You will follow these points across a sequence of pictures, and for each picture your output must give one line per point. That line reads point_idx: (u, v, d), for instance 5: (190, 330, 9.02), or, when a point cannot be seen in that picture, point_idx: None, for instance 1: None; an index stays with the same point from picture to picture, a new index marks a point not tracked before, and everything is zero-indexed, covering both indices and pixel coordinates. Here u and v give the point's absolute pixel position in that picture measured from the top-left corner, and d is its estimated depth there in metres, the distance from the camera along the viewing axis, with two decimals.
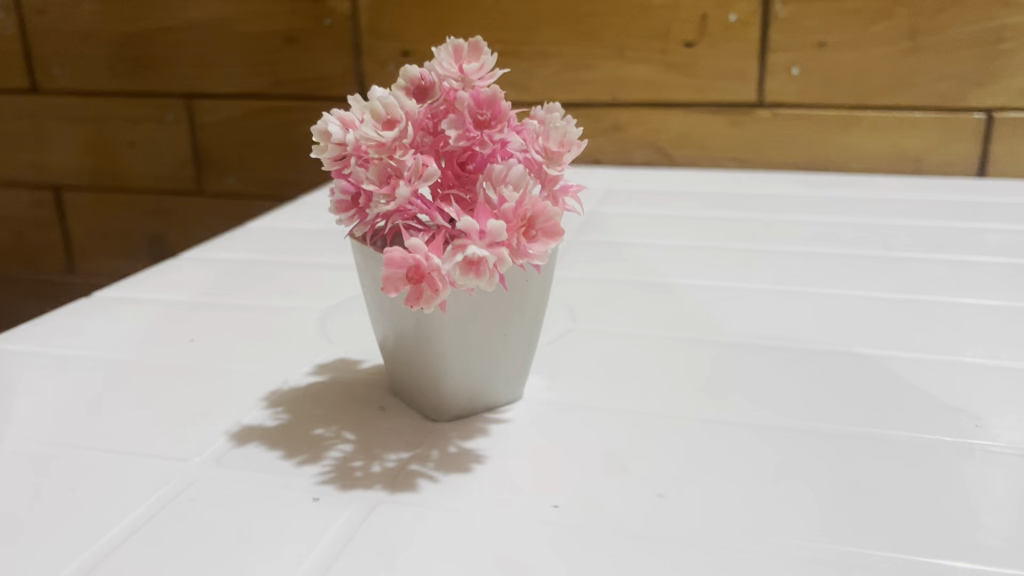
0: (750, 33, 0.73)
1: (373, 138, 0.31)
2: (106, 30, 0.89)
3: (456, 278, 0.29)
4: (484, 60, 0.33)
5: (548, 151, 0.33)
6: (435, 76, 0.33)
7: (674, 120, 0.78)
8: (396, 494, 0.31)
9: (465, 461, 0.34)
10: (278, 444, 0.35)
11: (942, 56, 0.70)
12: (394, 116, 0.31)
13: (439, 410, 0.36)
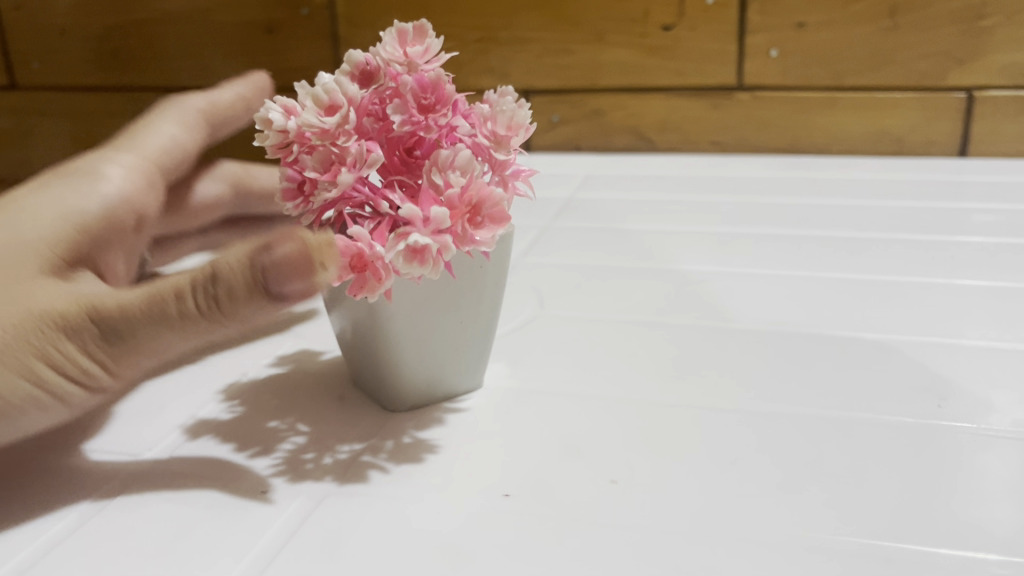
0: (729, 15, 0.73)
1: (314, 125, 0.29)
2: (83, 24, 0.89)
3: (403, 266, 0.28)
4: (430, 44, 0.31)
5: (497, 136, 0.31)
6: (379, 61, 0.31)
7: (655, 104, 0.78)
8: (347, 485, 0.31)
9: (418, 451, 0.32)
10: (231, 438, 0.34)
11: (924, 33, 0.69)
12: (337, 102, 0.30)
13: (397, 399, 0.35)
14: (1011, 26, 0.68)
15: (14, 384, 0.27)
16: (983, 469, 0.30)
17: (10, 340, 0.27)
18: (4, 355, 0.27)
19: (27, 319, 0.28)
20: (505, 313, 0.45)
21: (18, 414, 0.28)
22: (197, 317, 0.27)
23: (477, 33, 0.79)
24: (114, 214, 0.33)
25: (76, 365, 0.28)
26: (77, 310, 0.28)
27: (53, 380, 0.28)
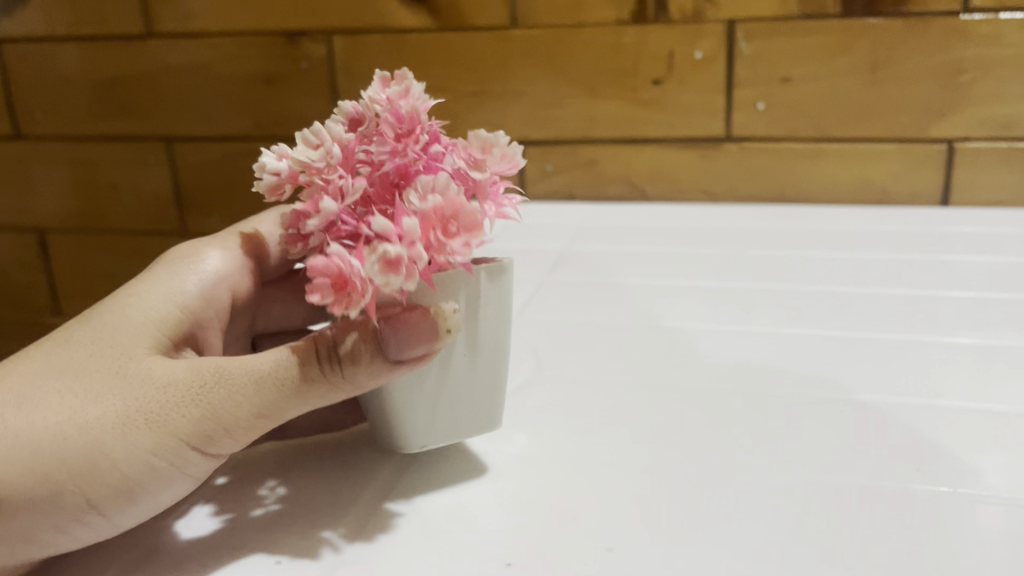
0: (717, 69, 0.75)
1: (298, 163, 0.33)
2: (85, 76, 0.91)
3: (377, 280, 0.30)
4: (409, 84, 0.35)
5: (474, 161, 0.34)
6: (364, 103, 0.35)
7: (645, 155, 0.80)
8: (297, 564, 0.32)
9: (378, 529, 0.34)
10: (220, 502, 0.37)
11: (905, 86, 0.72)
12: (321, 140, 0.33)
13: (412, 435, 0.37)
14: (988, 81, 0.70)
15: (142, 454, 0.32)
16: (958, 535, 0.32)
17: (134, 415, 0.33)
18: (130, 427, 0.32)
19: (147, 395, 0.33)
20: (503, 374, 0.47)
21: (141, 482, 0.33)
22: (318, 386, 0.33)
23: (473, 87, 0.81)
24: (208, 296, 0.39)
25: (193, 433, 0.33)
26: (191, 386, 0.33)
27: (175, 448, 0.33)
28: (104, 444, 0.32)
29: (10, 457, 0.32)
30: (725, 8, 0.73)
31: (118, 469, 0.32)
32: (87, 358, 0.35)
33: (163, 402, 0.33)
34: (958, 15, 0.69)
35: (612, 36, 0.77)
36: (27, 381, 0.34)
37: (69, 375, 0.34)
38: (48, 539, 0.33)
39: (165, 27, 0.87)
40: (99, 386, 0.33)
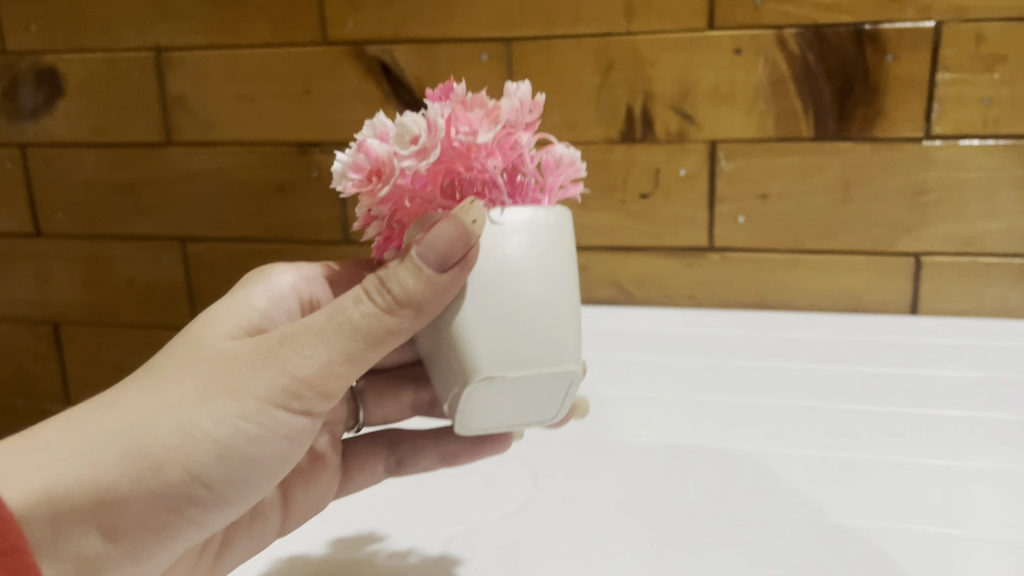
0: (700, 186, 0.81)
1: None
2: (106, 179, 0.96)
3: (406, 156, 0.37)
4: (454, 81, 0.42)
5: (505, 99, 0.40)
6: None
7: (634, 262, 0.85)
8: None
9: None
10: None
11: (875, 204, 0.78)
12: None
13: (474, 353, 0.37)
14: (951, 201, 0.76)
15: (233, 414, 0.38)
16: None
17: (213, 385, 0.39)
18: (214, 393, 0.39)
19: (222, 368, 0.39)
20: (505, 495, 0.51)
21: (235, 440, 0.39)
22: (376, 316, 0.38)
23: None
24: (274, 297, 0.47)
25: (271, 390, 0.39)
26: (261, 353, 0.39)
27: (256, 408, 0.39)
28: (194, 415, 0.38)
29: (112, 442, 0.37)
30: (707, 131, 0.79)
31: (211, 435, 0.38)
32: (166, 360, 0.41)
33: (237, 372, 0.39)
34: (921, 141, 0.75)
35: (603, 153, 0.82)
36: (115, 388, 0.40)
37: (153, 375, 0.40)
38: (167, 515, 0.38)
39: (184, 135, 0.93)
40: (181, 375, 0.40)
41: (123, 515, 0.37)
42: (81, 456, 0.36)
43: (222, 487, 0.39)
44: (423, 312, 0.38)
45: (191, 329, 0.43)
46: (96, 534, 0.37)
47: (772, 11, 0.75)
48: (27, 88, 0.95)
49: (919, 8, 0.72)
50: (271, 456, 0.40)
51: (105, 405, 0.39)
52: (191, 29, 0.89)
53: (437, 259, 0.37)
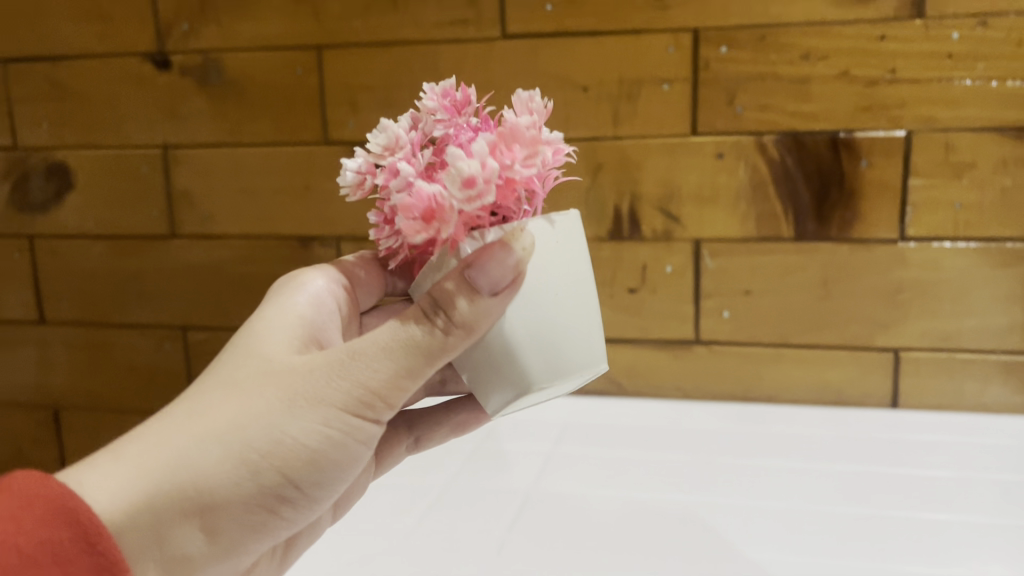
0: (686, 281, 0.84)
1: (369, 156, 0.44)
2: (111, 269, 0.99)
3: (461, 199, 0.39)
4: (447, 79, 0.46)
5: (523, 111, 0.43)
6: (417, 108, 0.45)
7: (623, 354, 0.87)
8: None
9: None
10: None
11: (854, 301, 0.80)
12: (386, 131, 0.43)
13: (519, 369, 0.44)
14: (925, 299, 0.79)
15: (314, 423, 0.44)
16: None
17: (293, 396, 0.44)
18: (293, 406, 0.44)
19: (298, 380, 0.44)
20: None
21: (316, 445, 0.44)
22: (435, 333, 0.42)
23: None
24: (318, 297, 0.50)
25: (345, 400, 0.44)
26: (332, 364, 0.44)
27: (331, 415, 0.44)
28: (274, 426, 0.43)
29: (207, 451, 0.42)
30: (692, 229, 0.83)
31: (289, 445, 0.44)
32: (241, 367, 0.45)
33: (314, 383, 0.44)
34: (896, 242, 0.78)
35: (592, 250, 0.85)
36: (193, 393, 0.45)
37: (228, 381, 0.45)
38: (257, 508, 0.45)
39: (187, 227, 0.96)
40: (257, 386, 0.44)
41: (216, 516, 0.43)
42: (176, 469, 0.42)
43: (307, 485, 0.46)
44: (472, 333, 0.42)
45: (259, 336, 0.47)
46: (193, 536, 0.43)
47: (751, 118, 0.79)
48: (37, 181, 0.99)
49: (891, 118, 0.76)
50: (347, 453, 0.46)
51: (187, 414, 0.44)
52: (197, 129, 0.93)
53: (488, 286, 0.41)
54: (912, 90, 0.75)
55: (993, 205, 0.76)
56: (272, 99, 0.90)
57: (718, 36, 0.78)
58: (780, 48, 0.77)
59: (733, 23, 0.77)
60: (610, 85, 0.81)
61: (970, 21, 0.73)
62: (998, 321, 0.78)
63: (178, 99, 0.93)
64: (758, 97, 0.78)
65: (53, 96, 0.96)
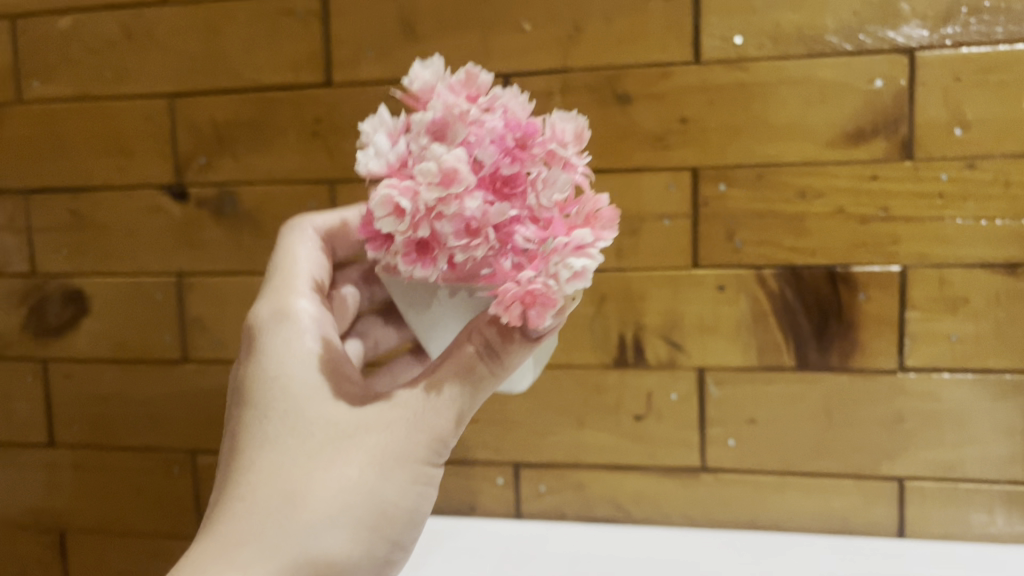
0: (691, 409, 0.85)
1: (430, 198, 0.48)
2: (123, 392, 1.01)
3: (568, 281, 0.48)
4: (480, 83, 0.52)
5: (569, 144, 0.51)
6: (456, 117, 0.50)
7: (629, 481, 0.88)
8: None
9: None
10: None
11: (856, 430, 0.82)
12: (449, 174, 0.48)
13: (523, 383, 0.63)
14: (928, 429, 0.80)
15: (406, 476, 0.53)
16: None
17: (382, 458, 0.53)
18: (387, 465, 0.53)
19: (380, 445, 0.53)
20: None
21: (416, 492, 0.54)
22: (484, 378, 0.53)
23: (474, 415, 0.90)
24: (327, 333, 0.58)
25: (426, 451, 0.54)
26: (407, 421, 0.53)
27: (418, 465, 0.54)
28: (372, 493, 0.52)
29: (331, 529, 0.51)
30: (696, 358, 0.84)
31: (387, 505, 0.53)
32: (313, 439, 0.53)
33: (396, 445, 0.53)
34: (895, 372, 0.80)
35: (597, 377, 0.87)
36: (281, 477, 0.52)
37: (312, 459, 0.52)
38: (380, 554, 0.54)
39: (199, 352, 0.98)
40: (344, 459, 0.52)
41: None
42: (310, 554, 0.50)
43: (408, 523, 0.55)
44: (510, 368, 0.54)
45: (308, 405, 0.54)
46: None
47: (751, 252, 0.81)
48: (54, 306, 1.01)
49: (886, 254, 0.79)
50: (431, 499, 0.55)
51: (293, 502, 0.51)
52: (212, 258, 0.96)
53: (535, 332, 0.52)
54: (906, 227, 0.78)
55: (989, 337, 0.78)
56: None
57: (717, 174, 0.81)
58: (777, 186, 0.80)
59: (732, 162, 0.81)
60: None
61: (957, 162, 0.76)
62: (999, 450, 0.79)
63: (194, 229, 0.96)
64: (757, 232, 0.81)
65: (74, 226, 0.99)
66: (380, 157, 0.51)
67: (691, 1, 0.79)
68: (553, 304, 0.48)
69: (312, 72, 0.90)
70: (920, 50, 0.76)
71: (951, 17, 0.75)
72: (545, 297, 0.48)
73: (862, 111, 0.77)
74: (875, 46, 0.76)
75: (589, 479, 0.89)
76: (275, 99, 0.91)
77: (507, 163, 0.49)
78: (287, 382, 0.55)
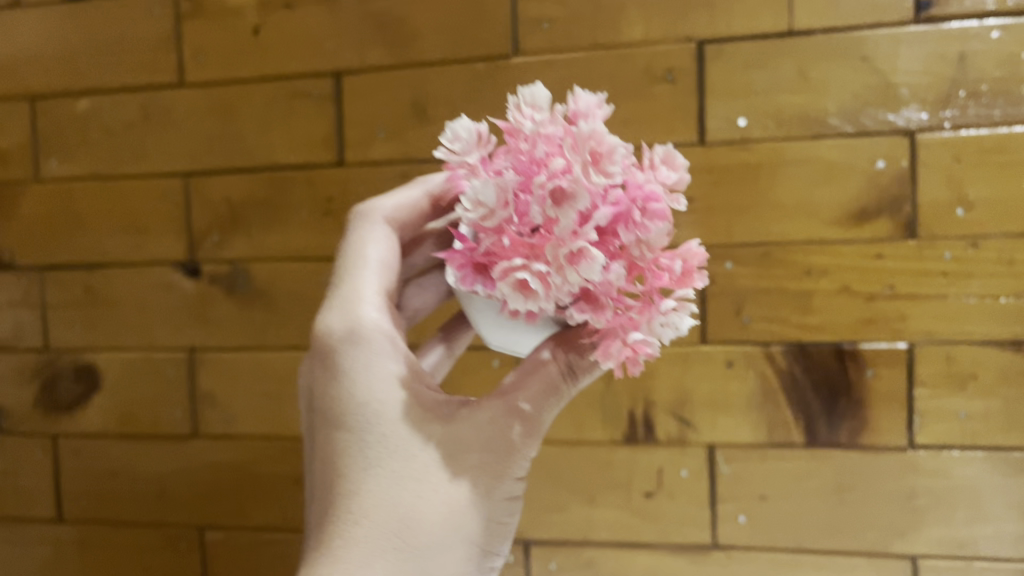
0: (701, 486, 0.85)
1: (557, 275, 0.46)
2: (132, 467, 1.01)
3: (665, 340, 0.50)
4: (601, 138, 0.46)
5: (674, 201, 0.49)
6: (582, 187, 0.45)
7: (640, 558, 0.87)
8: None
9: None
10: None
11: (867, 507, 0.82)
12: (579, 255, 0.45)
13: None
14: (940, 507, 0.80)
15: (506, 491, 0.52)
16: None
17: (485, 478, 0.51)
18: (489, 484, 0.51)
19: (482, 465, 0.51)
20: None
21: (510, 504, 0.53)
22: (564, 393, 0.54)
23: None
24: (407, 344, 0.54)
25: (521, 464, 0.53)
26: (505, 439, 0.52)
27: (516, 478, 0.53)
28: (480, 510, 0.51)
29: (445, 552, 0.50)
30: (706, 434, 0.84)
31: (494, 516, 0.52)
32: (417, 463, 0.50)
33: (496, 463, 0.51)
34: (905, 449, 0.80)
35: (607, 453, 0.87)
36: (392, 507, 0.50)
37: (419, 485, 0.50)
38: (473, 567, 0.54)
39: (210, 427, 0.98)
40: (451, 482, 0.50)
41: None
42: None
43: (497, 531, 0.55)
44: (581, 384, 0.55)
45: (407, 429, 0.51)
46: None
47: (759, 329, 0.82)
48: (66, 381, 1.02)
49: (892, 331, 0.79)
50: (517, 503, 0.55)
51: (407, 532, 0.49)
52: (224, 333, 0.97)
53: None
54: (912, 305, 0.79)
55: (998, 414, 0.78)
56: (296, 306, 0.94)
57: (723, 252, 0.82)
58: (783, 263, 0.81)
59: (738, 241, 0.82)
60: None
61: (961, 242, 0.78)
62: (1014, 527, 0.79)
63: (206, 305, 0.97)
64: (764, 309, 0.82)
65: (85, 302, 1.01)
66: (488, 210, 0.47)
67: (696, 85, 0.81)
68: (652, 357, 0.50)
69: (325, 151, 0.92)
70: (920, 133, 0.77)
71: (950, 101, 0.77)
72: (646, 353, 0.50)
73: (866, 191, 0.79)
74: (876, 128, 0.78)
75: (599, 556, 0.88)
76: (288, 179, 0.93)
77: (619, 230, 0.47)
78: (380, 408, 0.51)
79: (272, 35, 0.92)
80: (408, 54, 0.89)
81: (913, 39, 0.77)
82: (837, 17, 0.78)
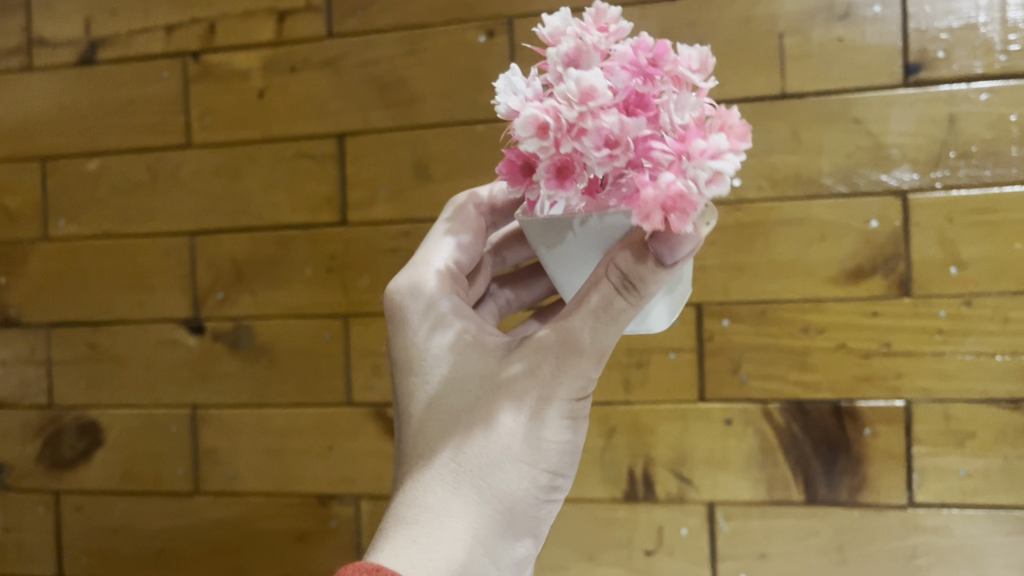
0: (701, 544, 0.85)
1: (568, 116, 0.45)
2: (134, 524, 1.01)
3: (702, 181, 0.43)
4: (610, 22, 0.48)
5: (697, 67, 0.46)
6: (589, 46, 0.46)
7: None
8: None
9: None
10: None
11: (867, 566, 0.81)
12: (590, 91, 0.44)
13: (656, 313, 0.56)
14: (942, 566, 0.80)
15: (560, 416, 0.52)
16: None
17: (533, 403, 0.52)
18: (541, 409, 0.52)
19: (529, 390, 0.52)
20: None
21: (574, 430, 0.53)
22: (623, 311, 0.50)
23: None
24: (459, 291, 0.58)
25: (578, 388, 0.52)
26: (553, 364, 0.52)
27: (574, 403, 0.52)
28: (538, 435, 0.52)
29: (500, 475, 0.51)
30: (705, 491, 0.84)
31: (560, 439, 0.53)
32: (465, 396, 0.53)
33: (544, 389, 0.52)
34: (904, 508, 0.80)
35: (607, 510, 0.87)
36: (445, 438, 0.53)
37: (468, 416, 0.53)
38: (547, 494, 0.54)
39: (211, 483, 0.98)
40: (503, 404, 0.52)
41: (528, 519, 0.53)
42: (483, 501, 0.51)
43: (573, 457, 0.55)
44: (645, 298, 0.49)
45: (454, 367, 0.54)
46: (521, 542, 0.53)
47: (757, 386, 0.82)
48: (69, 437, 1.02)
49: (889, 389, 0.80)
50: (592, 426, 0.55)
51: (458, 458, 0.52)
52: (226, 390, 0.97)
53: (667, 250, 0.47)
54: (908, 363, 0.79)
55: (997, 472, 0.78)
56: (299, 364, 0.95)
57: (721, 310, 0.83)
58: (779, 321, 0.82)
59: (735, 298, 0.82)
60: (619, 355, 0.85)
61: (955, 299, 0.78)
62: None
63: (209, 361, 0.98)
64: (761, 367, 0.82)
65: (91, 359, 1.02)
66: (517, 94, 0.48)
67: None
68: (694, 210, 0.43)
69: (328, 211, 0.93)
70: (912, 193, 0.79)
71: (941, 162, 0.78)
72: (686, 201, 0.43)
73: (861, 251, 0.80)
74: (869, 188, 0.79)
75: None
76: (292, 237, 0.94)
77: (642, 87, 0.46)
78: (433, 348, 0.54)
79: (279, 98, 0.94)
80: (410, 115, 0.91)
81: (903, 101, 0.78)
82: (828, 80, 0.80)
